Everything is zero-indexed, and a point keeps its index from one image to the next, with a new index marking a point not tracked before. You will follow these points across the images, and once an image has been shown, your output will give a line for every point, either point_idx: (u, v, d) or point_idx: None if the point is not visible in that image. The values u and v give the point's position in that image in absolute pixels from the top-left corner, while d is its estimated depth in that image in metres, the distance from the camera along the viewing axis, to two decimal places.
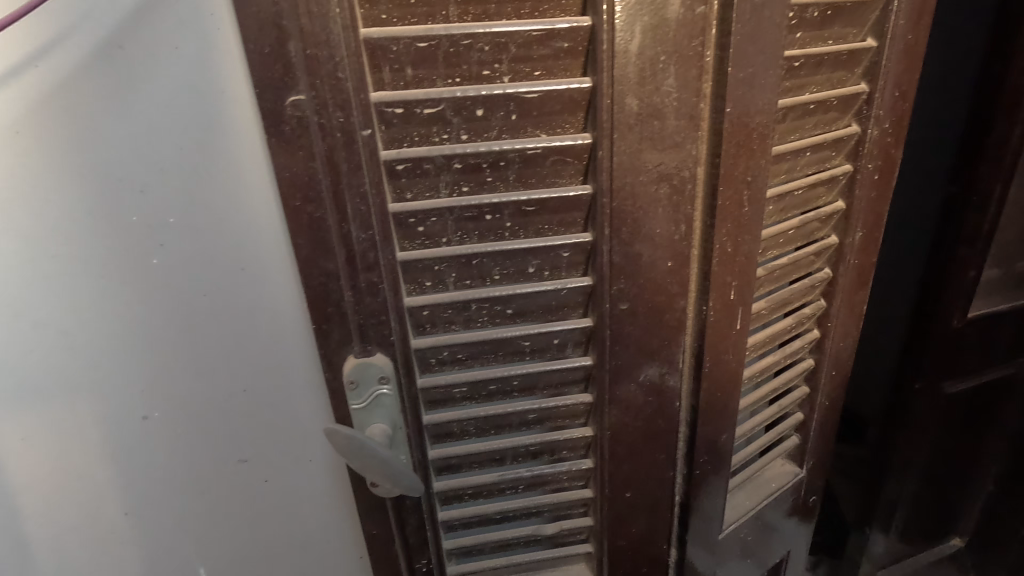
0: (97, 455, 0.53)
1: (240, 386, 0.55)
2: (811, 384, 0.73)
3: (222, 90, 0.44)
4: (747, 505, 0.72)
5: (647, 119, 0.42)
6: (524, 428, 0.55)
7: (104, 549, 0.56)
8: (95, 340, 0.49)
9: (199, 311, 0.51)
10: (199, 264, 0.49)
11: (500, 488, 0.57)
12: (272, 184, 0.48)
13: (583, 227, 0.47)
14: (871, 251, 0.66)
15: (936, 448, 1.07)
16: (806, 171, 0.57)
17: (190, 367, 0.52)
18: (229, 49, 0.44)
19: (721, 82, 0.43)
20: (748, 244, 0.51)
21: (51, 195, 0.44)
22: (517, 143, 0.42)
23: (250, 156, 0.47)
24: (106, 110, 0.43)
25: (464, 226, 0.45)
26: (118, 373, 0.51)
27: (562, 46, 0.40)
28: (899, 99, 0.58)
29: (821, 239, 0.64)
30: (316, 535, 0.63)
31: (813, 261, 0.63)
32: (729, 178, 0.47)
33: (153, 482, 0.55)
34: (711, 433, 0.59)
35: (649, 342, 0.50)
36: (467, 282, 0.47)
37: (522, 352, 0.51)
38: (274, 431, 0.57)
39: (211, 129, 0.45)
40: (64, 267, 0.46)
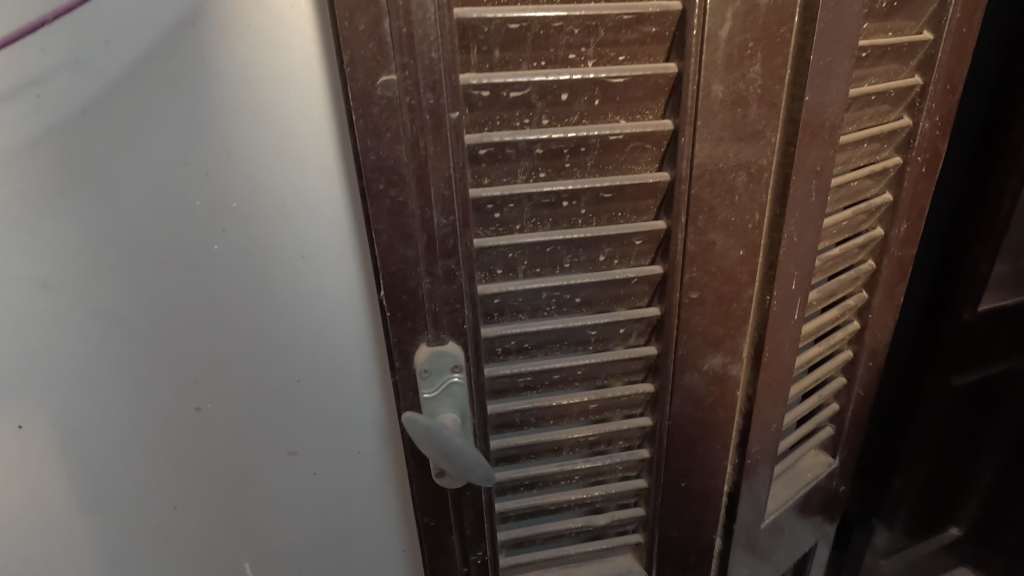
0: (147, 450, 0.51)
1: (292, 377, 0.53)
2: (847, 375, 0.73)
3: (295, 71, 0.43)
4: (783, 495, 0.73)
5: (732, 107, 0.42)
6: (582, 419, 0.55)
7: (150, 547, 0.54)
8: (152, 329, 0.47)
9: (255, 300, 0.49)
10: (261, 250, 0.48)
11: (555, 479, 0.57)
12: (337, 168, 0.47)
13: (655, 215, 0.47)
14: (912, 243, 0.67)
15: (942, 439, 1.09)
16: (859, 162, 0.58)
17: (244, 357, 0.51)
18: (305, 29, 0.43)
19: (800, 70, 0.43)
20: (812, 234, 0.51)
21: (115, 177, 0.42)
22: (599, 129, 0.42)
23: (318, 140, 0.46)
24: (177, 89, 0.42)
25: (540, 213, 0.44)
26: (173, 364, 0.49)
27: (649, 31, 0.40)
28: (948, 92, 0.59)
29: (866, 231, 0.64)
30: (360, 530, 0.62)
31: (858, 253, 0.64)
32: (801, 168, 0.46)
33: (203, 475, 0.54)
34: (762, 423, 0.59)
35: (715, 331, 0.50)
36: (539, 270, 0.47)
37: (587, 341, 0.51)
38: (325, 423, 0.56)
39: (282, 110, 0.44)
40: (124, 252, 0.44)
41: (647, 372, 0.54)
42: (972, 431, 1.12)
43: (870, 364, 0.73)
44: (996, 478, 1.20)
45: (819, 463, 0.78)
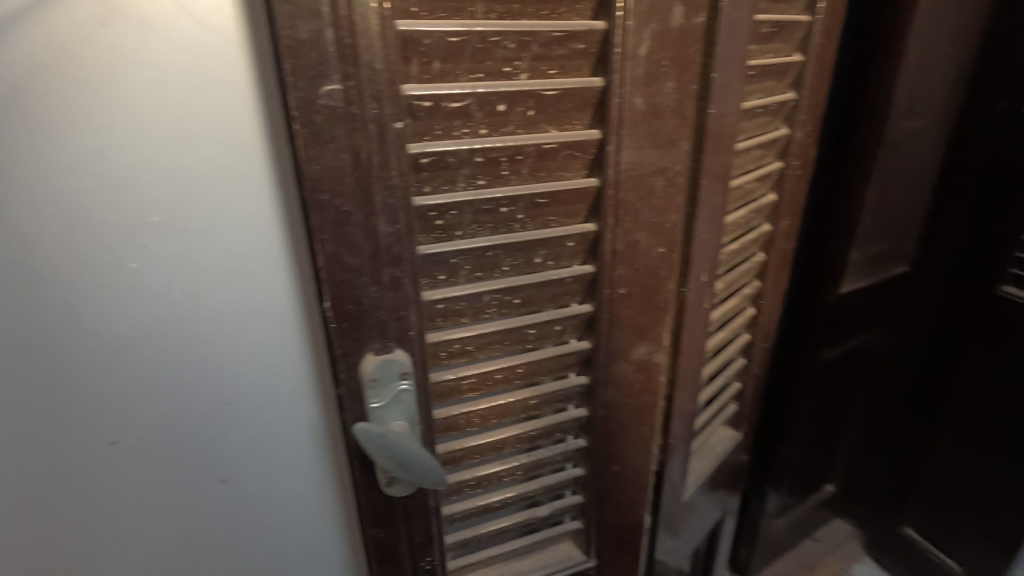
0: (66, 466, 0.50)
1: (223, 397, 0.53)
2: (747, 356, 0.82)
3: (219, 81, 0.43)
4: (700, 468, 0.80)
5: (651, 119, 0.46)
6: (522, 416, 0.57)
7: (72, 560, 0.53)
8: (68, 343, 0.46)
9: (188, 320, 0.49)
10: (183, 263, 0.47)
11: (499, 476, 0.58)
12: (266, 179, 0.47)
13: (585, 217, 0.50)
14: (791, 236, 0.77)
15: (818, 408, 1.25)
16: (750, 166, 0.65)
17: (174, 379, 0.50)
18: (230, 39, 0.42)
19: (705, 86, 0.48)
20: (718, 230, 0.57)
21: (26, 187, 0.41)
22: (534, 137, 0.44)
23: (245, 150, 0.45)
24: (88, 98, 0.40)
25: (480, 219, 0.46)
26: (90, 380, 0.48)
27: (576, 48, 0.43)
28: (815, 106, 0.69)
29: (758, 227, 0.72)
30: (295, 539, 0.62)
31: (753, 246, 0.72)
32: (707, 172, 0.52)
33: (127, 490, 0.53)
34: (681, 405, 0.65)
35: (641, 322, 0.54)
36: (480, 274, 0.48)
37: (526, 340, 0.53)
38: (260, 441, 0.56)
39: (205, 121, 0.44)
40: (36, 264, 0.43)
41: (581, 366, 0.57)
42: (841, 399, 1.30)
43: (763, 344, 0.83)
44: (861, 436, 1.40)
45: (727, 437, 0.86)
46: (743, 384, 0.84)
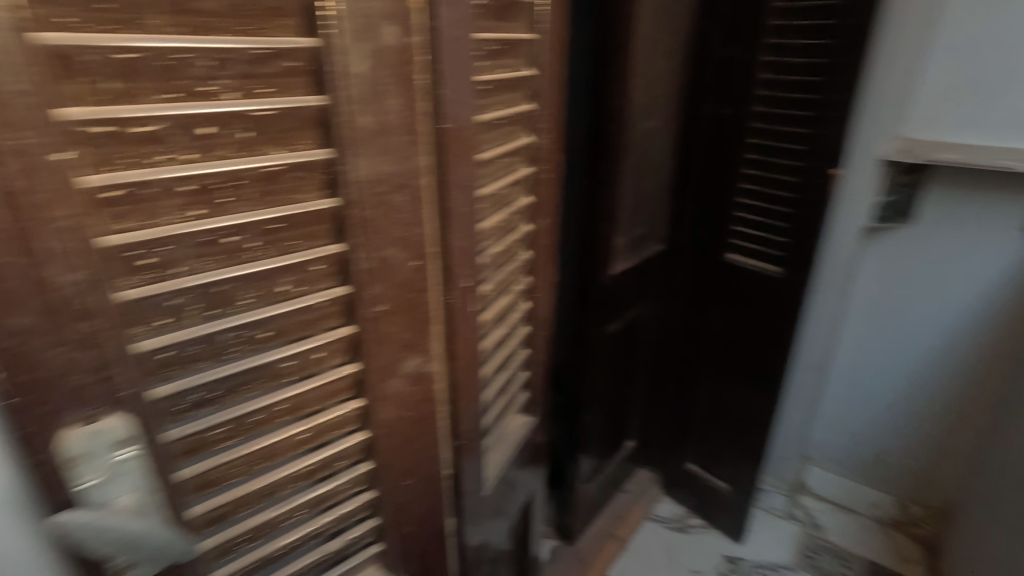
0: None
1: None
2: (530, 345, 0.89)
3: None
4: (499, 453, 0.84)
5: (381, 135, 0.46)
6: (295, 453, 0.54)
7: None
8: None
9: None
10: None
11: (277, 522, 0.54)
12: None
13: (329, 238, 0.48)
14: (551, 233, 0.84)
15: (607, 376, 1.42)
16: (501, 174, 0.70)
17: None
18: None
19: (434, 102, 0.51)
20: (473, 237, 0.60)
21: None
22: (257, 161, 0.41)
23: None
24: None
25: (202, 252, 0.41)
26: None
27: (286, 65, 0.41)
28: (554, 116, 0.77)
29: (521, 228, 0.78)
30: None
31: (516, 246, 0.78)
32: (448, 184, 0.54)
33: None
34: (466, 407, 0.67)
35: (406, 336, 0.54)
36: (215, 311, 0.43)
37: (283, 373, 0.50)
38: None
39: None
40: None
41: (354, 389, 0.55)
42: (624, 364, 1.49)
43: (542, 333, 0.90)
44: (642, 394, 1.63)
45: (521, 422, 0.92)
46: (531, 371, 0.91)
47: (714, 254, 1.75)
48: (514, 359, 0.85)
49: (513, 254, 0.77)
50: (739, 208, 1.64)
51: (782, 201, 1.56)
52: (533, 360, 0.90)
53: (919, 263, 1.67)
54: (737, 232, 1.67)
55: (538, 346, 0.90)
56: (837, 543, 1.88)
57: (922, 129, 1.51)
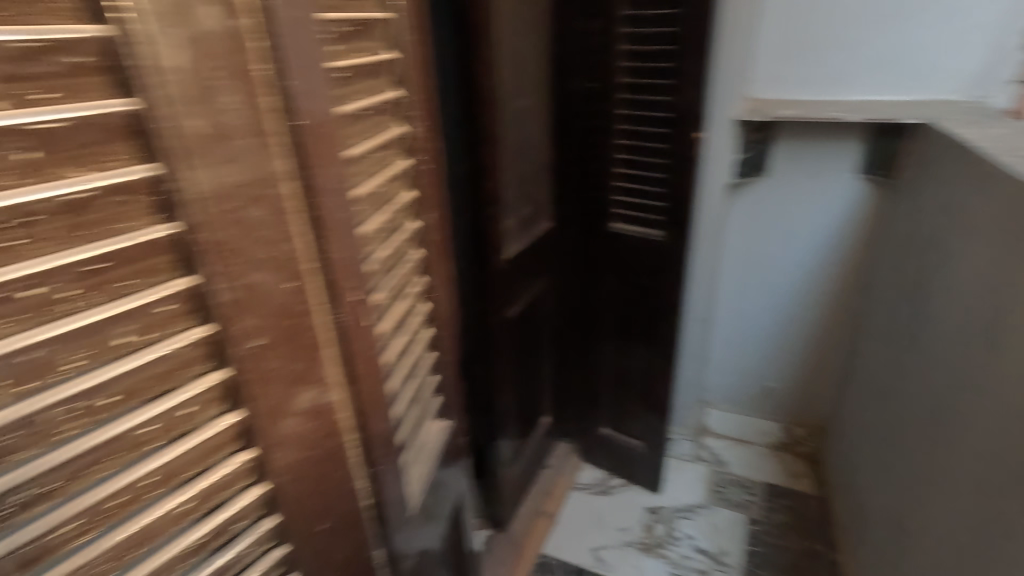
0: None
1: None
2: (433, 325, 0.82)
3: None
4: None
5: (225, 146, 0.38)
6: (153, 449, 0.42)
7: None
8: None
9: None
10: None
11: (131, 553, 0.42)
12: None
13: (165, 219, 0.38)
14: (439, 243, 0.79)
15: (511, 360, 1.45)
16: (377, 171, 0.62)
17: None
18: None
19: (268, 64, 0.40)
20: (343, 210, 0.51)
21: None
22: (47, 189, 0.32)
23: None
24: None
25: (13, 374, 0.33)
26: None
27: (74, 62, 0.32)
28: (426, 101, 0.71)
29: (405, 195, 0.70)
30: None
31: (402, 221, 0.70)
32: (316, 182, 0.46)
33: None
34: (373, 400, 0.60)
35: (296, 369, 0.48)
36: (17, 322, 0.32)
37: (107, 380, 0.37)
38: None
39: None
40: None
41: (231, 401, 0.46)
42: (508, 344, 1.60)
43: (375, 321, 0.61)
44: (515, 365, 1.77)
45: (395, 487, 0.68)
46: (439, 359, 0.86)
47: (601, 226, 1.81)
48: (418, 342, 0.77)
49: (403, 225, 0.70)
50: (616, 176, 1.71)
51: (653, 169, 1.66)
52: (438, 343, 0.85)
53: (767, 214, 1.94)
54: (617, 203, 1.76)
55: (255, 336, 0.44)
56: (738, 475, 2.13)
57: (766, 91, 1.85)
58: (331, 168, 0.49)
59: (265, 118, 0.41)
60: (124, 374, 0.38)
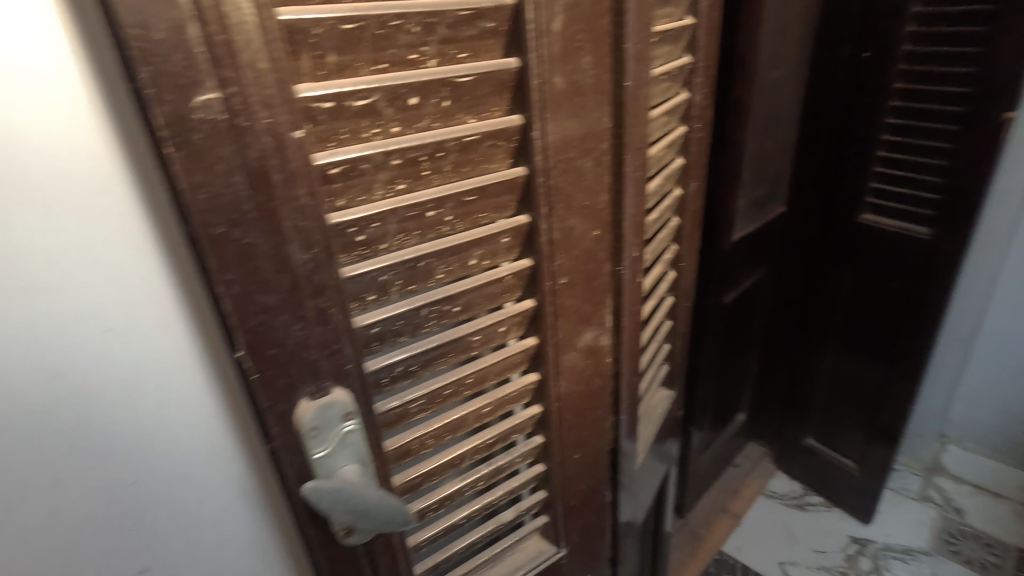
0: (62, 525, 0.42)
1: (42, 476, 0.40)
2: (675, 294, 0.82)
3: (88, 125, 0.37)
4: (438, 524, 0.55)
5: (573, 101, 0.43)
6: (471, 356, 0.50)
7: None
8: (18, 405, 0.38)
9: (96, 420, 0.42)
10: (63, 351, 0.39)
11: (446, 436, 0.51)
12: (147, 238, 0.40)
13: (513, 162, 0.44)
14: (695, 213, 0.78)
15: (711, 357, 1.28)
16: (659, 136, 0.65)
17: (81, 442, 0.41)
18: (96, 129, 0.37)
19: (619, 27, 0.44)
20: (641, 169, 0.54)
21: None
22: (452, 131, 0.40)
23: (98, 207, 0.38)
24: None
25: (409, 278, 0.43)
26: (42, 437, 0.40)
27: (486, 26, 0.39)
28: (709, 67, 0.70)
29: (673, 162, 0.71)
30: None
31: (669, 185, 0.71)
32: (630, 142, 0.50)
33: (92, 531, 0.44)
34: (630, 353, 0.63)
35: (584, 309, 0.53)
36: (418, 235, 0.42)
37: (456, 292, 0.46)
38: (135, 505, 0.45)
39: (60, 175, 0.36)
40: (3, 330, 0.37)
41: (527, 328, 0.52)
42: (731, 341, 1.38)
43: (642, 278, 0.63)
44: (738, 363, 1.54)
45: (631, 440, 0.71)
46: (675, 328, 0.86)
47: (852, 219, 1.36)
48: (661, 307, 0.78)
49: (668, 191, 0.72)
50: (886, 137, 1.24)
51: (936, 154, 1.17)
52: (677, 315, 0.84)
53: None
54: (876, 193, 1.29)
55: (561, 275, 0.49)
56: (978, 529, 1.53)
57: None
58: (639, 128, 0.51)
59: (606, 77, 0.45)
60: (469, 290, 0.46)
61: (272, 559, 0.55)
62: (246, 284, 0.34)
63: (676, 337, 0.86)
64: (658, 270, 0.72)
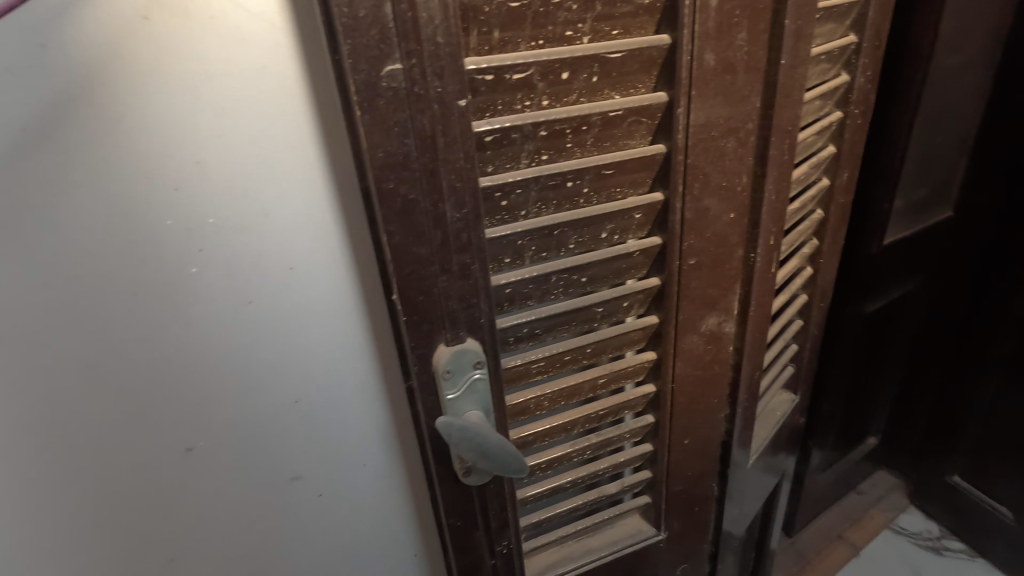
0: (234, 436, 0.49)
1: (223, 391, 0.47)
2: (809, 292, 0.77)
3: (283, 82, 0.40)
4: (544, 484, 0.58)
5: (723, 79, 0.43)
6: (591, 327, 0.52)
7: (255, 529, 0.53)
8: (211, 328, 0.44)
9: (266, 349, 0.47)
10: (246, 285, 0.44)
11: (559, 401, 0.54)
12: (320, 189, 0.44)
13: (653, 139, 0.45)
14: (842, 207, 0.73)
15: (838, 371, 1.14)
16: (808, 121, 0.62)
17: (253, 367, 0.47)
18: (289, 86, 0.40)
19: (780, 2, 0.42)
20: (787, 153, 0.52)
21: (187, 186, 0.40)
22: (598, 105, 0.42)
23: (285, 158, 0.42)
24: (191, 105, 0.38)
25: (543, 245, 0.45)
26: (226, 358, 0.46)
27: (641, 3, 0.40)
28: (877, 48, 0.64)
29: (822, 151, 0.67)
30: (378, 531, 0.59)
31: (814, 174, 0.67)
32: (779, 124, 0.48)
33: (255, 446, 0.50)
34: (754, 347, 0.61)
35: (711, 293, 0.52)
36: (555, 205, 0.44)
37: (584, 262, 0.47)
38: (290, 428, 0.51)
39: (259, 129, 0.40)
40: (205, 263, 0.42)
41: (649, 306, 0.53)
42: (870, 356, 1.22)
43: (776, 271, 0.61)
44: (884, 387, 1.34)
45: (745, 438, 0.69)
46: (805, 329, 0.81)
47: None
48: (792, 305, 0.74)
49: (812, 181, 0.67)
50: None
51: None
52: (810, 316, 0.79)
53: None
54: None
55: (690, 256, 0.49)
56: None
57: None
58: (790, 110, 0.49)
59: (761, 55, 0.44)
60: (597, 262, 0.48)
61: (397, 499, 0.59)
62: (405, 236, 0.39)
63: (806, 338, 0.81)
64: (791, 265, 0.69)
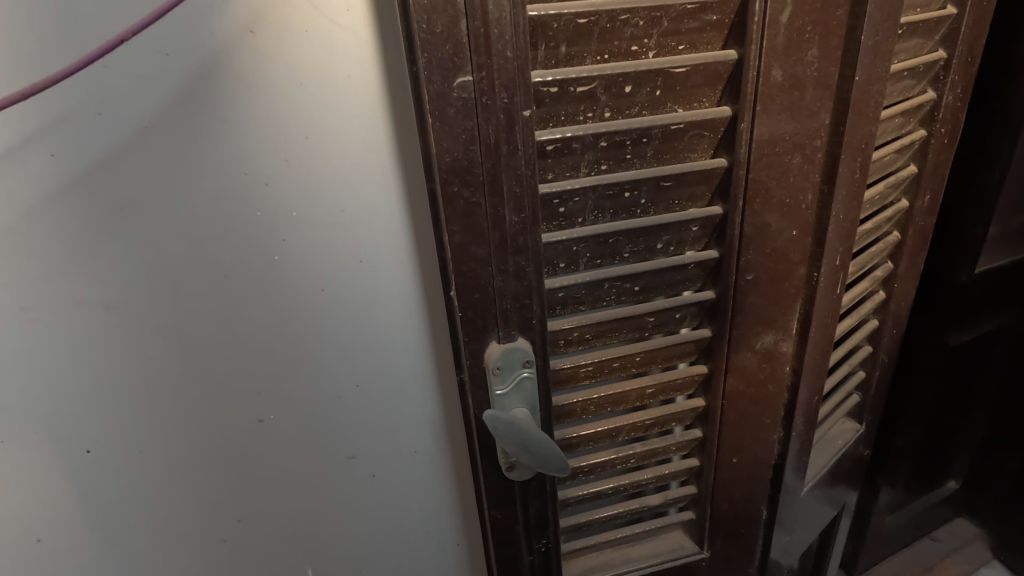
0: (301, 412, 0.53)
1: (294, 370, 0.51)
2: (880, 318, 0.73)
3: (362, 89, 0.43)
4: (585, 487, 0.59)
5: (790, 94, 0.43)
6: (642, 336, 0.53)
7: (313, 501, 0.57)
8: (287, 311, 0.49)
9: (334, 333, 0.51)
10: (320, 273, 0.48)
11: (605, 407, 0.54)
12: (391, 188, 0.47)
13: (714, 153, 0.45)
14: (921, 230, 0.69)
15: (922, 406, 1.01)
16: (886, 139, 0.59)
17: (320, 349, 0.51)
18: (369, 93, 0.44)
19: (857, 18, 0.42)
20: (859, 171, 0.50)
21: (274, 181, 0.44)
22: (660, 118, 0.42)
23: (361, 159, 0.45)
24: (282, 110, 0.42)
25: (598, 252, 0.47)
26: (298, 339, 0.50)
27: (709, 19, 0.40)
28: (970, 64, 0.61)
29: (901, 170, 0.64)
30: (423, 515, 0.62)
31: (890, 194, 0.64)
32: (850, 141, 0.47)
33: (318, 424, 0.54)
34: (812, 369, 0.59)
35: (768, 311, 0.51)
36: (611, 214, 0.46)
37: (637, 272, 0.48)
38: (350, 408, 0.54)
39: (339, 132, 0.44)
40: (285, 251, 0.46)
41: (703, 319, 0.53)
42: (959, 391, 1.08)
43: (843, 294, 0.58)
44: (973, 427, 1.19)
45: (799, 464, 0.66)
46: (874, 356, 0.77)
47: None
48: (859, 331, 0.72)
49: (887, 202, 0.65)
50: None
51: None
52: (880, 342, 0.75)
53: None
54: None
55: (747, 271, 0.49)
56: None
57: None
58: (864, 127, 0.48)
59: (833, 72, 0.43)
60: (651, 271, 0.48)
61: (443, 486, 0.61)
62: (466, 236, 0.41)
63: (874, 366, 0.77)
64: (861, 287, 0.66)
